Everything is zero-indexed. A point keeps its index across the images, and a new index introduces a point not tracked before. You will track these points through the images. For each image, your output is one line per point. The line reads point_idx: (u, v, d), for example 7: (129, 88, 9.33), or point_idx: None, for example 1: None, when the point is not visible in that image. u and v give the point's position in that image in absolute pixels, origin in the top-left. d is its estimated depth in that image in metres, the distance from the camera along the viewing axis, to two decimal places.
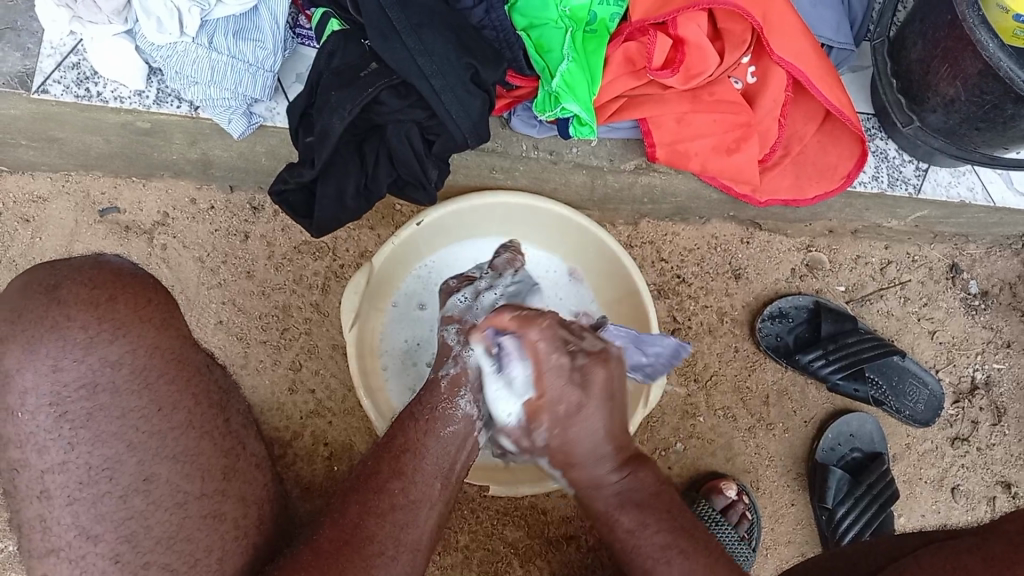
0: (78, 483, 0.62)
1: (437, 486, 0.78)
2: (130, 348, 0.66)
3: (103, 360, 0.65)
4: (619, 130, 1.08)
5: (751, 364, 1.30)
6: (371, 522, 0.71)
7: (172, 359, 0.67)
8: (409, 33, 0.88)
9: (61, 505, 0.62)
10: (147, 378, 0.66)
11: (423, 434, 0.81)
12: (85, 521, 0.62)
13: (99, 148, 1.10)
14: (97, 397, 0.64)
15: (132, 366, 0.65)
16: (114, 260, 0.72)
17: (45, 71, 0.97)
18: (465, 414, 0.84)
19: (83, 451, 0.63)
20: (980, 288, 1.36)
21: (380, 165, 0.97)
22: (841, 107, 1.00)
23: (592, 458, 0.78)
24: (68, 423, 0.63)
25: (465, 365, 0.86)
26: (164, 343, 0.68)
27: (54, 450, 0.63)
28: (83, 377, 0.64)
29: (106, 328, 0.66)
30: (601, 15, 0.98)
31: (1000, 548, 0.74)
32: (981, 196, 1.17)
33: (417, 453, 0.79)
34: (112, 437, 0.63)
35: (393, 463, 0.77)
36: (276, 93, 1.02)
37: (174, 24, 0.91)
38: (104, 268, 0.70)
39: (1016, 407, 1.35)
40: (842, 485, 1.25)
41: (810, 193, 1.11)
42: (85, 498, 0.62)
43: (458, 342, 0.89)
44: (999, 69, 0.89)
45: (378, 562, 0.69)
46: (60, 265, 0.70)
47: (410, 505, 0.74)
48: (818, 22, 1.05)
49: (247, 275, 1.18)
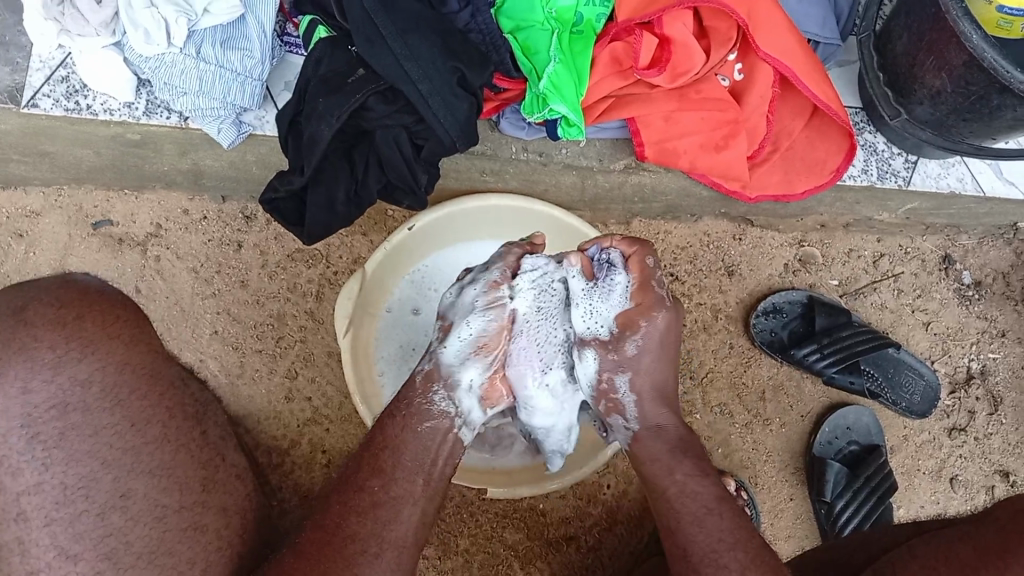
0: (55, 503, 0.62)
1: (419, 481, 0.78)
2: (99, 366, 0.67)
3: (73, 379, 0.65)
4: (608, 130, 1.08)
5: (746, 360, 1.30)
6: (353, 520, 0.72)
7: (143, 373, 0.69)
8: (395, 38, 0.88)
9: (39, 527, 0.62)
10: (118, 396, 0.66)
11: (400, 429, 0.82)
12: (63, 541, 0.62)
13: (90, 161, 1.10)
14: (69, 416, 0.64)
15: (101, 384, 0.66)
16: (82, 279, 0.73)
17: (33, 86, 0.97)
18: (441, 411, 0.84)
19: (58, 472, 0.63)
20: (973, 279, 1.36)
21: (369, 172, 0.98)
22: (827, 101, 1.00)
23: (659, 388, 0.88)
24: (41, 444, 0.63)
25: (438, 361, 0.87)
26: (134, 359, 0.69)
27: (28, 473, 0.62)
28: (54, 398, 0.64)
29: (73, 348, 0.66)
30: (588, 15, 0.98)
31: (992, 535, 0.75)
32: (970, 186, 1.17)
33: (396, 449, 0.79)
34: (84, 455, 0.64)
35: (372, 461, 0.78)
36: (265, 101, 1.02)
37: (162, 34, 0.92)
38: (71, 287, 0.70)
39: (1012, 395, 1.36)
40: (840, 479, 1.25)
41: (799, 188, 1.12)
42: (62, 519, 0.62)
43: (436, 340, 0.89)
44: (982, 60, 0.90)
45: (361, 560, 0.70)
46: (27, 286, 0.70)
47: (392, 502, 0.75)
48: (804, 19, 1.04)
49: (241, 284, 1.19)
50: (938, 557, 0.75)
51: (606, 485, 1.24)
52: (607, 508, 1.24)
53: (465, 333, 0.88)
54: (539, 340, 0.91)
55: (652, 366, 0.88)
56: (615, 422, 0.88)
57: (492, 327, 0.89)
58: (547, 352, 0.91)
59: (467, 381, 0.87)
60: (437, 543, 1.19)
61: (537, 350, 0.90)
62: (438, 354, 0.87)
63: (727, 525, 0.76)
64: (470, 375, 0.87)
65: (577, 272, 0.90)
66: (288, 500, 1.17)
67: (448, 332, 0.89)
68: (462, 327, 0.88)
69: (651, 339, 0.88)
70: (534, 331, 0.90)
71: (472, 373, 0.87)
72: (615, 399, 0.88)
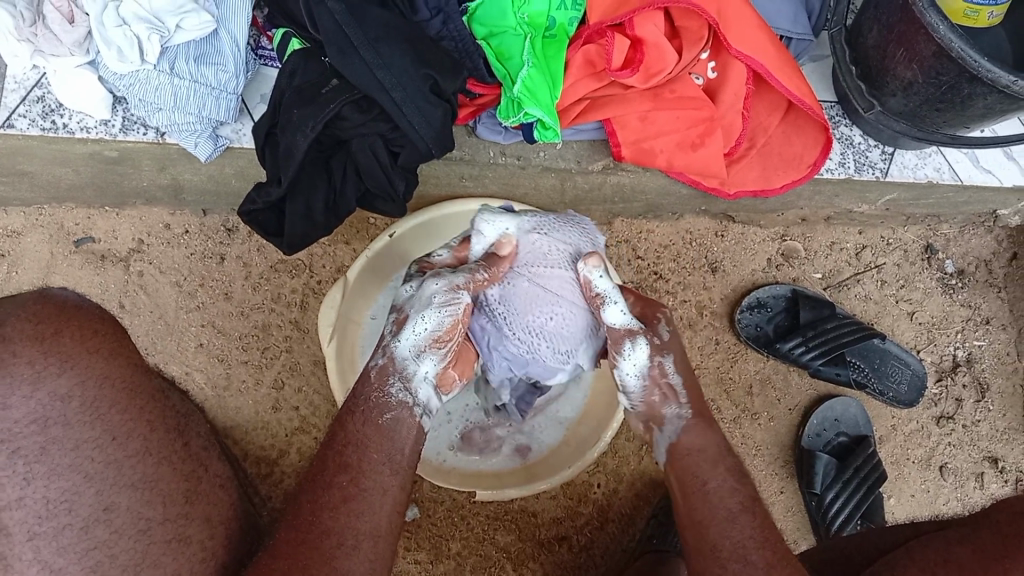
0: (38, 518, 0.61)
1: (386, 470, 0.77)
2: (80, 381, 0.67)
3: (52, 394, 0.65)
4: (586, 132, 1.08)
5: (733, 355, 1.31)
6: (326, 516, 0.72)
7: (121, 390, 0.69)
8: (367, 47, 0.89)
9: (21, 542, 0.60)
10: (98, 409, 0.67)
11: (357, 423, 0.80)
12: (48, 556, 0.61)
13: (70, 179, 1.10)
14: (50, 431, 0.64)
15: (83, 398, 0.66)
16: (58, 294, 0.72)
17: (8, 106, 0.97)
18: (400, 402, 0.82)
19: (40, 486, 0.62)
20: (956, 267, 1.37)
21: (348, 180, 0.99)
22: (802, 97, 1.01)
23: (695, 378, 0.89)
24: (23, 458, 0.62)
25: (392, 355, 0.84)
26: (115, 373, 0.69)
27: (11, 487, 0.61)
28: (34, 413, 0.64)
29: (52, 363, 0.66)
30: (560, 19, 0.98)
31: (991, 540, 0.76)
32: (948, 175, 1.18)
33: (359, 445, 0.77)
34: (67, 469, 0.64)
35: (335, 458, 0.76)
36: (241, 114, 1.03)
37: (134, 52, 0.92)
38: (48, 302, 0.70)
39: (998, 382, 1.36)
40: (829, 470, 1.26)
41: (778, 182, 1.12)
42: (45, 533, 0.61)
43: (390, 333, 0.86)
44: (951, 50, 0.90)
45: (339, 554, 0.70)
46: (7, 301, 0.70)
47: (363, 495, 0.75)
48: (775, 16, 1.05)
49: (225, 296, 1.19)
50: (939, 561, 0.75)
51: (596, 484, 1.24)
52: (598, 507, 1.24)
53: (420, 327, 0.84)
54: (545, 260, 0.92)
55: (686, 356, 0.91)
56: (668, 411, 0.87)
57: (446, 321, 0.85)
58: (556, 273, 0.91)
59: (423, 373, 0.85)
60: (429, 548, 1.19)
61: (565, 274, 0.91)
62: (394, 350, 0.84)
63: (758, 522, 0.76)
64: (425, 367, 0.85)
65: (601, 275, 0.89)
66: (279, 511, 1.17)
67: (401, 325, 0.85)
68: (416, 321, 0.84)
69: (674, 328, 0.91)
70: (532, 258, 0.92)
71: (430, 361, 0.85)
72: (667, 384, 0.87)
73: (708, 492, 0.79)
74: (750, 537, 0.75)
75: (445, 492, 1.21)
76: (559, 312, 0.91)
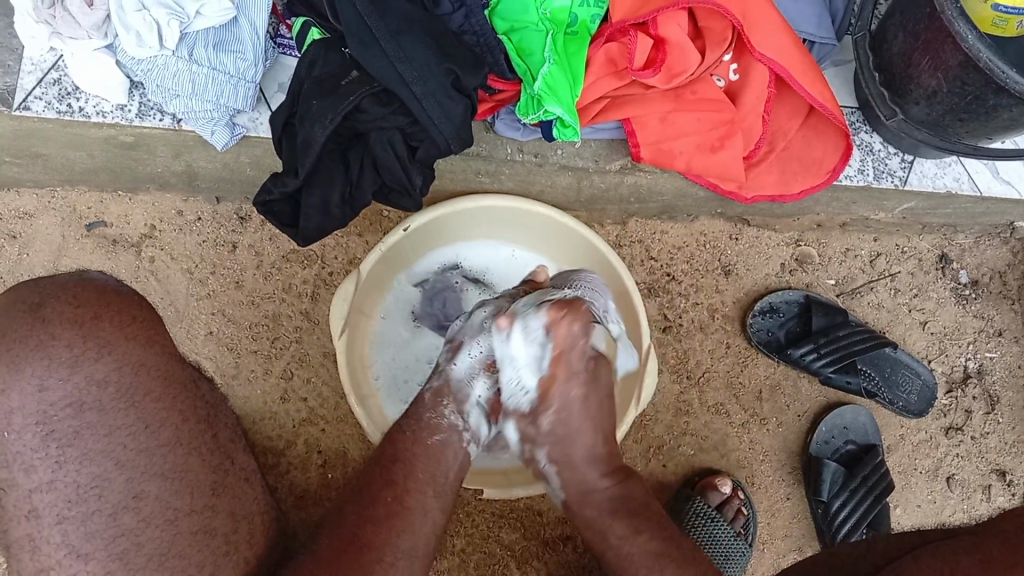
0: (68, 502, 0.62)
1: (430, 493, 0.80)
2: (115, 367, 0.67)
3: (89, 378, 0.66)
4: (604, 131, 1.08)
5: (743, 360, 1.30)
6: (374, 538, 0.71)
7: (157, 376, 0.68)
8: (388, 39, 0.88)
9: (51, 524, 0.62)
10: (133, 396, 0.66)
11: (411, 445, 0.83)
12: (75, 540, 0.62)
13: (85, 163, 1.09)
14: (84, 415, 0.64)
15: (119, 384, 0.66)
16: (97, 277, 0.73)
17: (25, 88, 0.97)
18: (450, 424, 0.87)
19: (71, 470, 0.63)
20: (970, 278, 1.36)
21: (365, 173, 0.98)
22: (824, 102, 1.00)
23: (585, 458, 0.87)
24: (57, 441, 0.63)
25: (447, 377, 0.91)
26: (150, 360, 0.69)
27: (42, 470, 0.63)
28: (69, 397, 0.65)
29: (92, 348, 0.66)
30: (582, 16, 0.97)
31: (997, 548, 0.75)
32: (967, 185, 1.17)
33: (408, 462, 0.81)
34: (100, 454, 0.64)
35: (384, 473, 0.79)
36: (259, 103, 1.02)
37: (153, 36, 0.91)
38: (87, 286, 0.70)
39: (1009, 395, 1.35)
40: (837, 478, 1.25)
41: (796, 187, 1.11)
42: (75, 517, 0.62)
43: (444, 358, 0.94)
44: (979, 60, 0.89)
45: (379, 567, 0.69)
46: (43, 283, 0.70)
47: (406, 511, 0.76)
48: (800, 19, 1.04)
49: (236, 285, 1.18)
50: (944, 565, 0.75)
51: None
52: None
53: (474, 351, 0.93)
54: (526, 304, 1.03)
55: (580, 430, 0.87)
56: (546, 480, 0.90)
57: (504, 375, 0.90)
58: None
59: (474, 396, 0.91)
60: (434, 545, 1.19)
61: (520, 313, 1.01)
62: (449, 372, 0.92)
63: None
64: (478, 391, 0.91)
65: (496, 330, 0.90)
66: (284, 502, 1.17)
67: (457, 351, 0.94)
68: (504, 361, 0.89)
69: (564, 415, 0.87)
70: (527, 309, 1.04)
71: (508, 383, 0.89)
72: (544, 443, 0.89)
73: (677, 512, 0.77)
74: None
75: None
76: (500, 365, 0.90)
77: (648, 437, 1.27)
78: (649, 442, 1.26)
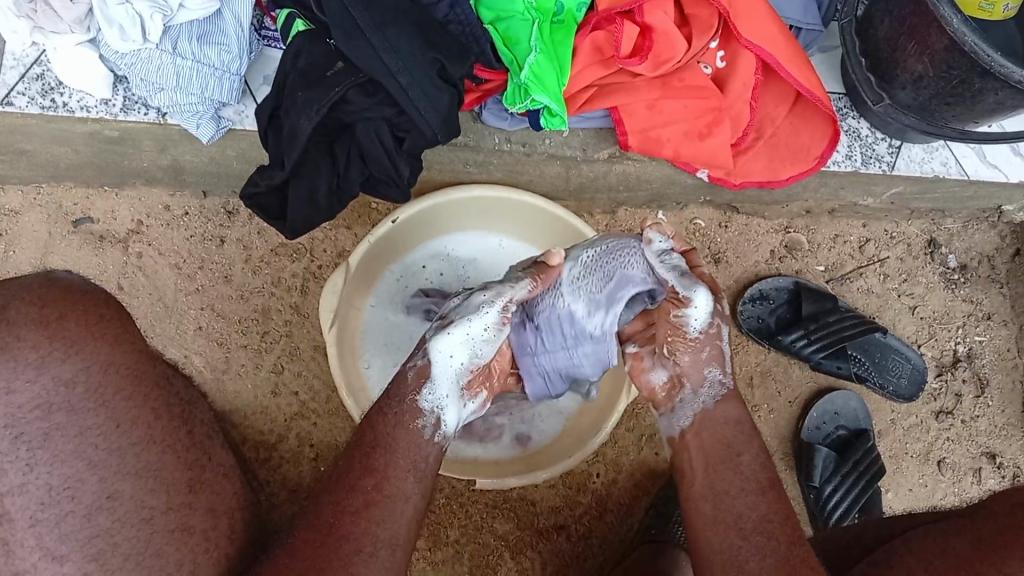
0: (40, 504, 0.61)
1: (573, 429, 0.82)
2: (83, 366, 0.65)
3: (57, 379, 0.64)
4: (591, 120, 1.07)
5: (734, 347, 1.30)
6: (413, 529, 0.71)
7: (127, 376, 0.67)
8: (373, 30, 0.88)
9: (24, 528, 0.60)
10: (103, 396, 0.65)
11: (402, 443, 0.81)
12: (50, 542, 0.61)
13: (69, 159, 1.09)
14: (53, 417, 0.63)
15: (86, 384, 0.65)
16: (64, 276, 0.70)
17: (7, 84, 0.96)
18: (429, 408, 0.84)
19: (42, 472, 0.61)
20: (959, 262, 1.36)
21: (352, 165, 0.97)
22: (810, 87, 1.00)
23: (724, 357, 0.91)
24: (26, 444, 0.62)
25: (431, 357, 0.85)
26: (119, 358, 0.67)
27: (12, 473, 0.61)
28: (38, 398, 0.63)
29: (57, 348, 0.65)
30: (567, 5, 0.97)
31: (987, 530, 0.76)
32: (955, 170, 1.17)
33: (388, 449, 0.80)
34: (71, 455, 0.63)
35: (363, 461, 0.78)
36: (244, 96, 1.01)
37: (137, 30, 0.91)
38: (53, 284, 0.67)
39: (998, 378, 1.36)
40: (829, 463, 1.26)
41: (784, 174, 1.11)
42: (48, 519, 0.61)
43: (431, 331, 0.87)
44: (963, 43, 0.89)
45: None
46: (11, 283, 0.68)
47: (386, 500, 0.77)
48: (785, 5, 1.04)
49: (225, 280, 1.18)
50: (936, 551, 0.76)
51: (595, 473, 1.24)
52: (596, 497, 1.24)
53: (468, 330, 0.86)
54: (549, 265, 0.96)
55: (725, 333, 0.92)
56: (711, 373, 0.89)
57: (487, 350, 0.88)
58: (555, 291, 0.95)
59: (449, 389, 0.86)
60: (428, 535, 1.19)
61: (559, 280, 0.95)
62: (429, 348, 0.86)
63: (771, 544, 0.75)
64: (463, 359, 0.86)
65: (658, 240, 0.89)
66: (276, 498, 1.16)
67: (445, 324, 0.87)
68: (437, 382, 0.85)
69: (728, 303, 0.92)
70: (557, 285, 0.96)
71: (448, 397, 0.85)
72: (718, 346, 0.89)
73: (740, 464, 0.82)
74: (772, 515, 0.77)
75: (446, 479, 1.20)
76: (643, 272, 0.90)
77: (640, 426, 1.26)
78: (641, 430, 1.25)
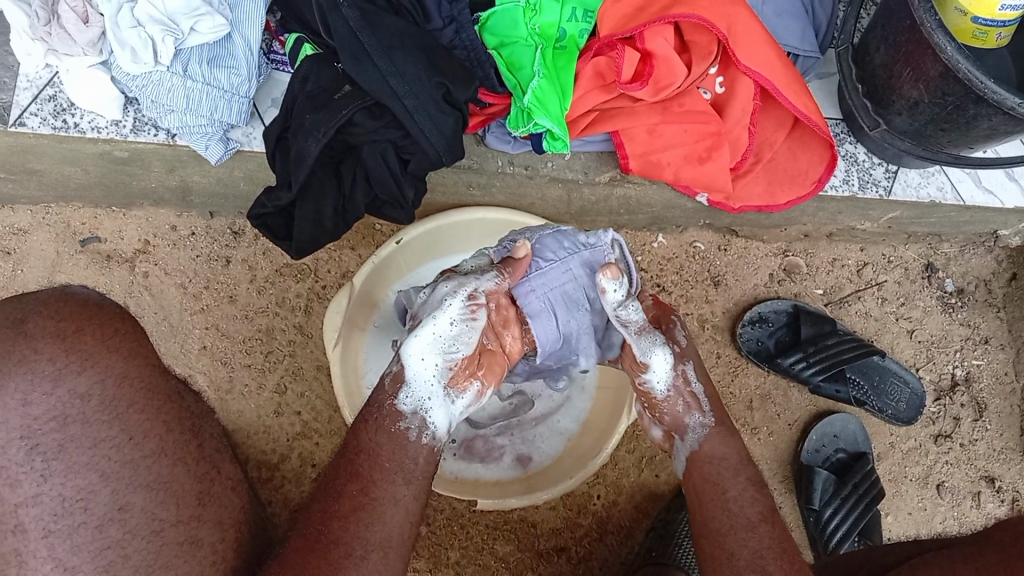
0: (53, 515, 0.61)
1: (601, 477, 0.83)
2: (98, 380, 0.66)
3: (72, 392, 0.65)
4: (592, 143, 1.09)
5: (734, 370, 1.31)
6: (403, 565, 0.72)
7: (141, 389, 0.68)
8: (380, 54, 0.90)
9: (36, 539, 0.61)
10: (116, 409, 0.66)
11: (406, 460, 0.81)
12: (62, 553, 0.61)
13: (78, 179, 1.10)
14: (68, 428, 0.64)
15: (101, 397, 0.66)
16: (79, 291, 0.72)
17: (20, 105, 0.98)
18: (410, 411, 0.84)
19: (57, 484, 0.62)
20: (956, 287, 1.38)
21: (357, 188, 0.99)
22: (808, 112, 1.02)
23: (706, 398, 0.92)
24: (41, 455, 0.63)
25: (403, 361, 0.87)
26: (133, 372, 0.68)
27: (27, 484, 0.62)
28: (53, 410, 0.64)
29: (73, 361, 0.66)
30: (570, 31, 0.99)
31: (990, 559, 0.76)
32: (950, 195, 1.19)
33: (395, 465, 0.80)
34: (83, 467, 0.63)
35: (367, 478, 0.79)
36: (253, 118, 1.03)
37: (148, 52, 0.93)
38: (68, 301, 0.69)
39: (996, 402, 1.37)
40: (828, 486, 1.26)
41: (782, 199, 1.13)
42: (60, 530, 0.61)
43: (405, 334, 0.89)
44: (958, 70, 0.91)
45: None
46: (27, 298, 0.69)
47: (390, 518, 0.77)
48: (783, 32, 1.07)
49: (230, 300, 1.19)
50: None
51: (595, 495, 1.24)
52: (597, 519, 1.24)
53: (432, 330, 0.86)
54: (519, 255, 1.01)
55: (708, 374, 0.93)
56: (692, 419, 0.90)
57: (461, 347, 0.88)
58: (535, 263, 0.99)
59: (429, 390, 0.86)
60: (428, 556, 1.20)
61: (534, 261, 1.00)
62: (401, 353, 0.87)
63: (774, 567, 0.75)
64: (434, 358, 0.86)
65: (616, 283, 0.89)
66: (277, 516, 1.16)
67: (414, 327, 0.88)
68: (413, 385, 0.86)
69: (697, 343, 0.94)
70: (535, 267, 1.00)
71: (431, 398, 0.85)
72: (691, 393, 0.91)
73: (728, 501, 0.82)
74: (761, 552, 0.77)
75: (445, 500, 1.20)
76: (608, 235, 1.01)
77: (641, 446, 1.26)
78: (642, 451, 1.25)
